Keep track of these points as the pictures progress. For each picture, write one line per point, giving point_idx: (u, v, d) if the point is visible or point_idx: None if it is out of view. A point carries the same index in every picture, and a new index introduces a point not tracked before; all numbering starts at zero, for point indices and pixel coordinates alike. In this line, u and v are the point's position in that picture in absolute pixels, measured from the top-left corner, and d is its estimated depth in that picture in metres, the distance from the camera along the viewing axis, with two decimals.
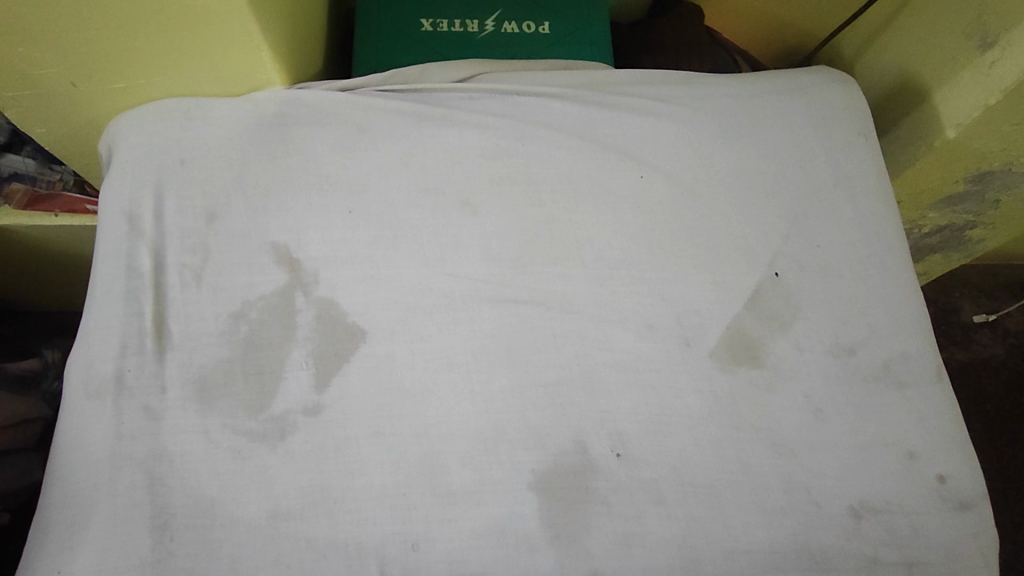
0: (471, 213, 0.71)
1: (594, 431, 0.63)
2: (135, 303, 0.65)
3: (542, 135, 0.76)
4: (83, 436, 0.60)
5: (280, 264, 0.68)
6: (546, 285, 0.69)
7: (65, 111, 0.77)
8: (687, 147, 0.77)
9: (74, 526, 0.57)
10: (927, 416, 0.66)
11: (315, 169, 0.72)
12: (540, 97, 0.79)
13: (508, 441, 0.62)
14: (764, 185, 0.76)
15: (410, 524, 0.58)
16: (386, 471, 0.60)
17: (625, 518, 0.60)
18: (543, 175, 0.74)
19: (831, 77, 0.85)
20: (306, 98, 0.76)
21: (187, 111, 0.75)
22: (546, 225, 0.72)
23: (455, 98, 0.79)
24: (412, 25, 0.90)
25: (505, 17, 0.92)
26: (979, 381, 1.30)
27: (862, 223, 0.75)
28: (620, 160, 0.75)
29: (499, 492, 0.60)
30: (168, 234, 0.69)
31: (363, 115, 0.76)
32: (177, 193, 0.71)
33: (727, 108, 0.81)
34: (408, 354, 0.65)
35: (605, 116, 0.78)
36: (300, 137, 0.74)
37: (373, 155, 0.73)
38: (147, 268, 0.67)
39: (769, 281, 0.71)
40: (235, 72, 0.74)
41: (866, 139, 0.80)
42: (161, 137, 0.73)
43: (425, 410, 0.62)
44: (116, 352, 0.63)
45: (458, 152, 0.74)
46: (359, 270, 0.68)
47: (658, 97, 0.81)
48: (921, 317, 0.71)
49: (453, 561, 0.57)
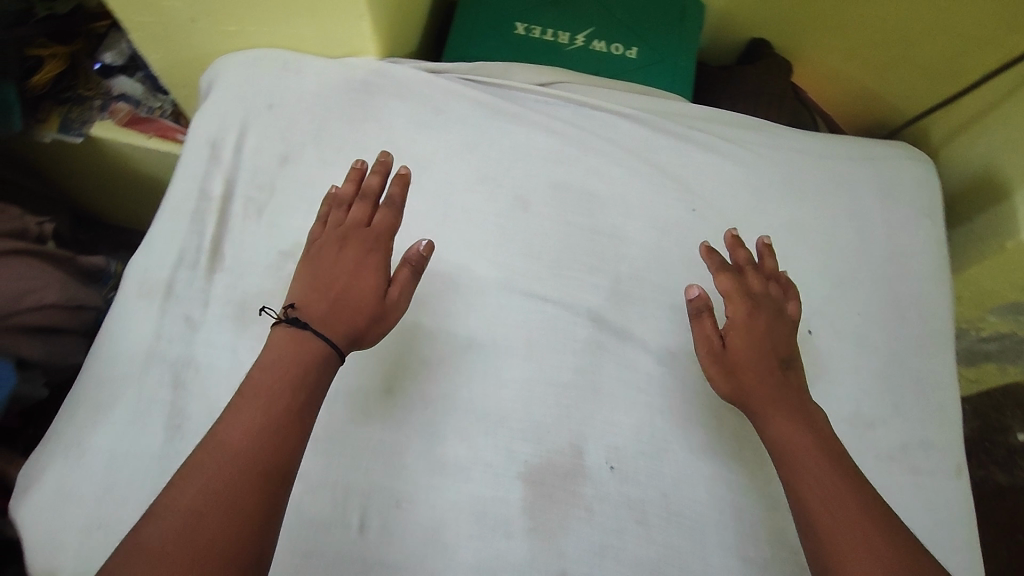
0: (521, 208, 0.74)
1: (594, 439, 0.63)
2: (200, 224, 0.72)
3: (604, 150, 0.78)
4: (125, 328, 0.65)
5: (349, 207, 0.63)
6: (576, 290, 0.70)
7: (180, 42, 0.84)
8: (744, 190, 0.77)
9: (99, 406, 0.61)
10: (938, 509, 0.64)
11: (388, 139, 0.77)
12: (612, 115, 0.81)
13: (509, 428, 0.62)
14: (815, 243, 0.75)
15: (398, 482, 0.59)
16: (386, 427, 0.61)
17: (604, 530, 0.59)
18: (597, 187, 0.76)
19: (907, 153, 0.84)
20: (393, 72, 0.81)
21: (285, 65, 0.81)
22: (589, 234, 0.73)
23: (531, 99, 0.82)
24: (507, 25, 0.94)
25: (596, 35, 0.95)
26: (1013, 510, 1.19)
27: (908, 304, 0.74)
28: (676, 189, 0.77)
29: (489, 473, 0.60)
30: (243, 168, 0.75)
31: (442, 98, 0.80)
32: (259, 135, 0.77)
33: (794, 160, 0.80)
34: (432, 325, 0.67)
35: (670, 145, 0.79)
36: (381, 107, 0.79)
37: (441, 136, 0.77)
38: (218, 195, 0.74)
39: (802, 337, 0.69)
40: (336, 35, 0.80)
41: (930, 220, 0.79)
42: (258, 82, 0.80)
43: (436, 380, 0.64)
44: (173, 263, 0.69)
45: (522, 149, 0.77)
46: (405, 237, 0.71)
47: (728, 136, 0.81)
48: (948, 409, 0.69)
49: (427, 528, 0.57)
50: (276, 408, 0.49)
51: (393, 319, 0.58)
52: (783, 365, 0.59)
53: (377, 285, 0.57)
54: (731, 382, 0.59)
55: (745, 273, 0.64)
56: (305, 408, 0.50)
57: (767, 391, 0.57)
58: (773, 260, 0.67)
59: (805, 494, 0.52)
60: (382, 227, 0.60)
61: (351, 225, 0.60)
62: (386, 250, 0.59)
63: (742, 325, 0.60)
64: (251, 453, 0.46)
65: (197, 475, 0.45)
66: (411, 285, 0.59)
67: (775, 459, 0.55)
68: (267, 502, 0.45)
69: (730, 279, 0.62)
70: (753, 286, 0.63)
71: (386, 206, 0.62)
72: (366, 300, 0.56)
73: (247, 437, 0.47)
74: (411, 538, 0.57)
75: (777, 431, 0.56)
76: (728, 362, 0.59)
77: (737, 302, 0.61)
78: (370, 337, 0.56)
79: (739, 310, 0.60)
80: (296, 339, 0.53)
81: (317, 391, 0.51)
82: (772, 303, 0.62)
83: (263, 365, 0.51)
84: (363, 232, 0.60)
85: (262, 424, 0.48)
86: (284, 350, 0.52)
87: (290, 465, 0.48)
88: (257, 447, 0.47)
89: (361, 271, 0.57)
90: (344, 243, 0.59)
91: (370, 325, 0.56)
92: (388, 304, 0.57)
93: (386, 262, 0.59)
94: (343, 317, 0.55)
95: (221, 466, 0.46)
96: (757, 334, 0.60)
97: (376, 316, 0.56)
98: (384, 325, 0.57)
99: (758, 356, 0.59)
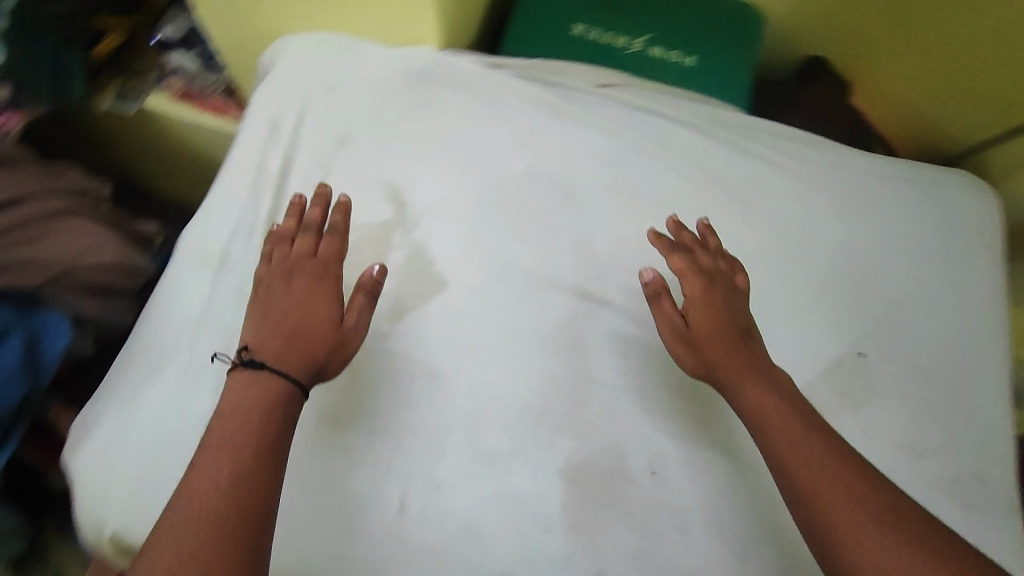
0: (574, 206, 0.74)
1: (637, 443, 0.62)
2: (256, 198, 0.73)
3: (661, 155, 0.78)
4: (179, 295, 0.67)
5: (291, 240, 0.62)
6: (626, 292, 0.69)
7: (245, 20, 0.86)
8: (800, 206, 0.76)
9: (152, 367, 0.63)
10: (986, 545, 0.62)
11: (445, 128, 0.77)
12: (669, 120, 0.81)
13: (551, 424, 0.62)
14: (869, 264, 0.74)
15: (439, 467, 0.59)
16: (429, 413, 0.61)
17: (644, 534, 0.58)
18: (652, 191, 0.76)
19: (968, 181, 0.82)
20: (453, 63, 0.81)
21: (346, 49, 0.82)
22: (641, 238, 0.73)
23: (589, 99, 0.81)
24: (566, 26, 0.94)
25: (655, 41, 0.94)
26: None
27: (963, 334, 0.72)
28: (731, 200, 0.76)
29: (530, 467, 0.60)
30: (300, 147, 0.76)
31: (500, 92, 0.80)
32: (318, 115, 0.78)
33: (852, 180, 0.79)
34: (480, 315, 0.67)
35: (727, 155, 0.79)
36: (439, 96, 0.79)
37: (498, 130, 0.78)
38: (276, 171, 0.74)
39: (853, 358, 0.68)
40: (399, 23, 0.81)
41: (989, 251, 0.77)
42: (321, 65, 0.81)
43: (481, 371, 0.64)
44: (229, 234, 0.70)
45: (578, 148, 0.77)
46: (458, 226, 0.72)
47: (786, 151, 0.80)
48: (1000, 443, 0.67)
49: (466, 517, 0.57)
50: (244, 452, 0.47)
51: (352, 345, 0.58)
52: (745, 333, 0.59)
53: (332, 312, 0.57)
54: (698, 357, 0.58)
55: (694, 251, 0.64)
56: (275, 446, 0.48)
57: (735, 361, 0.57)
58: (717, 237, 0.67)
59: (800, 476, 0.49)
60: (329, 255, 0.61)
61: (297, 257, 0.60)
62: (335, 278, 0.60)
63: (701, 300, 0.60)
64: (221, 507, 0.44)
65: (170, 540, 0.42)
66: (369, 308, 0.59)
67: (753, 431, 0.54)
68: (248, 548, 0.43)
69: (682, 258, 0.63)
70: (703, 261, 0.63)
71: (331, 233, 0.63)
72: (322, 329, 0.56)
73: (219, 487, 0.44)
74: (450, 525, 0.57)
75: (748, 400, 0.55)
76: (692, 337, 0.59)
77: (692, 279, 0.61)
78: (333, 365, 0.56)
79: (695, 286, 0.61)
80: (251, 381, 0.51)
81: (286, 430, 0.50)
82: (722, 277, 0.63)
83: (225, 412, 0.49)
84: (310, 262, 0.60)
85: (232, 470, 0.45)
86: (244, 394, 0.50)
87: (268, 508, 0.45)
88: (230, 496, 0.44)
89: (314, 300, 0.57)
90: (290, 277, 0.59)
91: (331, 352, 0.56)
92: (346, 330, 0.57)
93: (337, 289, 0.59)
94: (302, 349, 0.54)
95: (195, 525, 0.43)
96: (716, 308, 0.60)
97: (337, 344, 0.56)
98: (344, 351, 0.57)
99: (719, 329, 0.59)
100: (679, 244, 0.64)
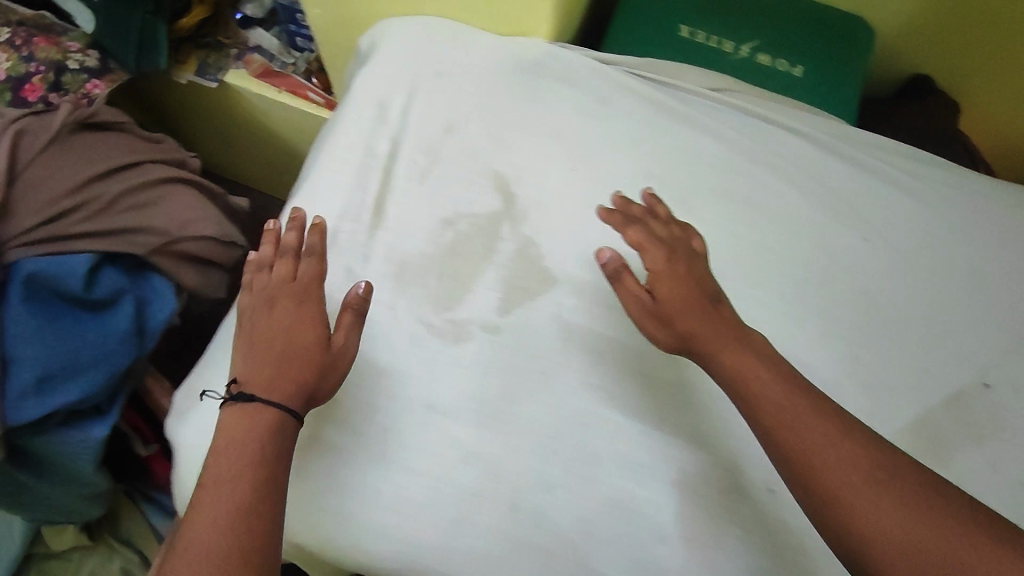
0: (686, 210, 0.72)
1: (756, 458, 0.59)
2: (364, 180, 0.72)
3: (774, 165, 0.76)
4: None
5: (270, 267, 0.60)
6: (739, 303, 0.68)
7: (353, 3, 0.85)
8: (919, 227, 0.73)
9: None
10: None
11: (554, 123, 0.76)
12: (782, 130, 0.78)
13: (665, 433, 0.60)
14: (992, 293, 0.71)
15: (552, 467, 0.58)
16: (541, 411, 0.60)
17: (762, 553, 0.56)
18: (766, 201, 0.73)
19: None
20: (562, 56, 0.80)
21: (455, 36, 0.81)
22: (754, 248, 0.71)
23: (701, 103, 0.79)
24: (672, 27, 0.92)
25: (761, 47, 0.92)
26: None
27: None
28: (848, 216, 0.73)
29: (643, 474, 0.58)
30: (408, 131, 0.75)
31: (610, 90, 0.79)
32: (425, 101, 0.77)
33: (976, 204, 0.76)
34: (591, 315, 0.65)
35: (841, 169, 0.76)
36: (547, 90, 0.78)
37: (608, 128, 0.76)
38: (384, 154, 0.73)
39: (977, 389, 0.66)
40: (511, 11, 0.80)
41: None
42: (431, 50, 0.80)
43: (592, 372, 0.62)
44: (337, 214, 0.69)
45: (690, 152, 0.75)
46: (568, 223, 0.70)
47: (903, 169, 0.77)
48: None
49: (581, 520, 0.57)
50: (243, 489, 0.44)
51: (343, 364, 0.55)
52: (712, 298, 0.54)
53: (320, 332, 0.54)
54: (671, 332, 0.53)
55: (648, 222, 0.60)
56: (273, 481, 0.46)
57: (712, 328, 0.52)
58: (665, 207, 0.63)
59: (780, 438, 0.46)
60: (309, 276, 0.59)
61: (277, 283, 0.58)
62: (318, 299, 0.57)
63: (663, 270, 0.55)
64: (228, 545, 0.42)
65: None
66: (357, 327, 0.57)
67: (730, 395, 0.50)
68: None
69: (638, 231, 0.58)
70: (657, 231, 0.59)
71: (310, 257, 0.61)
72: (311, 351, 0.53)
73: (221, 527, 0.43)
74: (565, 526, 0.56)
75: (729, 366, 0.51)
76: (660, 310, 0.54)
77: (651, 251, 0.56)
78: (325, 385, 0.53)
79: (654, 257, 0.56)
80: (238, 419, 0.48)
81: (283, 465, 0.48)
82: (678, 244, 0.58)
83: (216, 452, 0.47)
84: (291, 287, 0.57)
85: (233, 507, 0.44)
86: (237, 432, 0.48)
87: (271, 543, 0.44)
88: (235, 536, 0.42)
89: (298, 324, 0.54)
90: (270, 305, 0.56)
91: (323, 374, 0.53)
92: (335, 349, 0.54)
93: (321, 309, 0.56)
94: (291, 373, 0.51)
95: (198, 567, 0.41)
96: (678, 276, 0.55)
97: (327, 364, 0.53)
98: (335, 372, 0.54)
99: (684, 297, 0.54)
100: (632, 217, 0.60)
